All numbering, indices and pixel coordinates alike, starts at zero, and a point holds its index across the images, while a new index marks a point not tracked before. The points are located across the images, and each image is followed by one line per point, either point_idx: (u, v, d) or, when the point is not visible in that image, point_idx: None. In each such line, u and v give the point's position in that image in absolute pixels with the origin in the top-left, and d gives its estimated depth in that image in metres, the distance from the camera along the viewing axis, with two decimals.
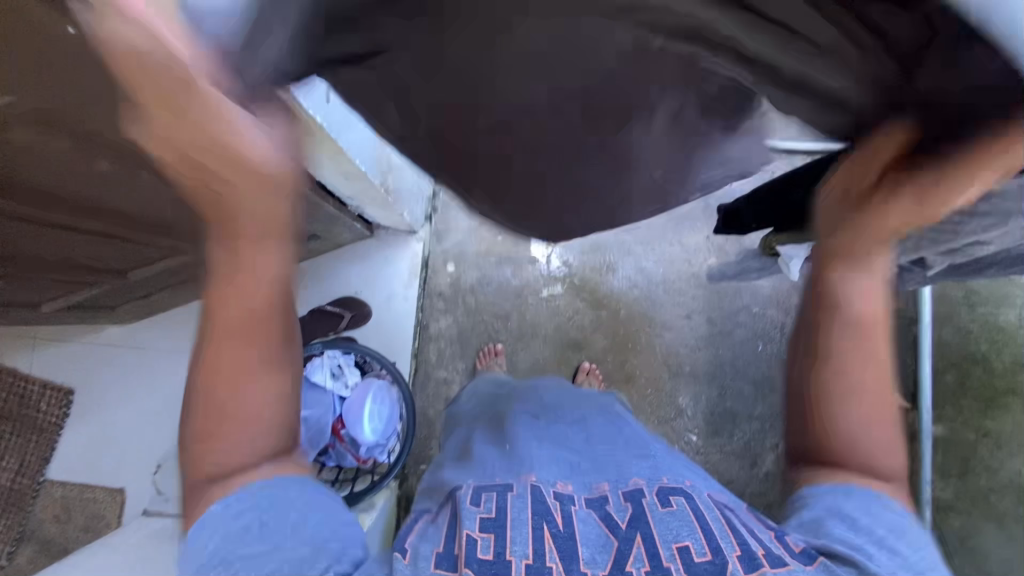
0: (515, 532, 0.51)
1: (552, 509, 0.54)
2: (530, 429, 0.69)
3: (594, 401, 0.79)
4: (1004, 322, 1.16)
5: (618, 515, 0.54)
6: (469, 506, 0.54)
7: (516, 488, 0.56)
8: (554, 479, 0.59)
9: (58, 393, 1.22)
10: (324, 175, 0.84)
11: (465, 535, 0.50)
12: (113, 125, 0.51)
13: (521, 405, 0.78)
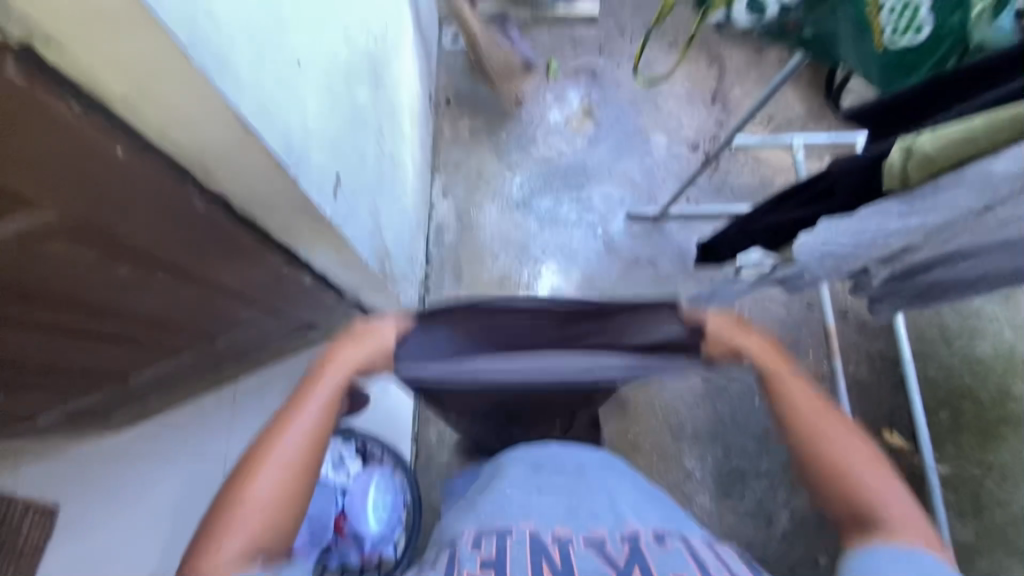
0: (513, 570, 0.54)
1: (550, 549, 0.57)
2: (530, 477, 0.70)
3: (594, 451, 0.79)
4: (980, 354, 1.21)
5: (615, 552, 0.57)
6: (469, 550, 0.58)
7: (515, 534, 0.60)
8: (553, 524, 0.62)
9: (39, 512, 1.09)
10: (326, 267, 0.89)
11: (463, 572, 0.54)
12: (142, 232, 0.56)
13: (519, 452, 0.77)
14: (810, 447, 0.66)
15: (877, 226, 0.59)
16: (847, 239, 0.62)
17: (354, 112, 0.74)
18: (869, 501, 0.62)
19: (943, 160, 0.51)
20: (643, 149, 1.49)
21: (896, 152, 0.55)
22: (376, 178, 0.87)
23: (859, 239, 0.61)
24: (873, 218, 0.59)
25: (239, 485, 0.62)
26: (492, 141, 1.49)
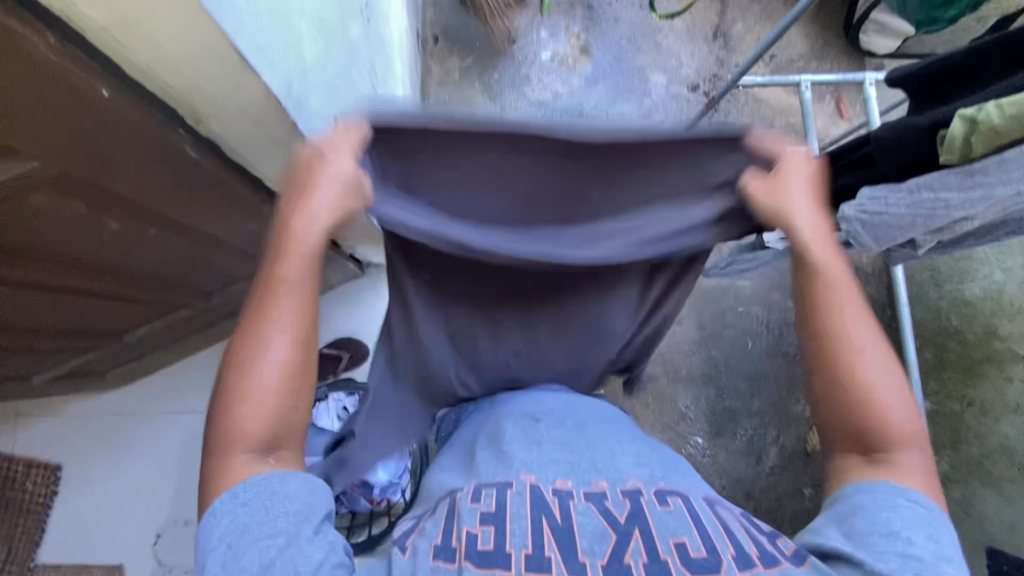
0: (513, 525, 0.52)
1: (550, 504, 0.54)
2: (529, 432, 0.66)
3: (596, 405, 0.76)
4: (970, 295, 1.24)
5: (616, 509, 0.54)
6: (468, 503, 0.55)
7: (515, 485, 0.57)
8: (554, 477, 0.59)
9: (44, 470, 1.16)
10: None
11: (465, 530, 0.52)
12: (129, 183, 0.52)
13: (518, 404, 0.73)
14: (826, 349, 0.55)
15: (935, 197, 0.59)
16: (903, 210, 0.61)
17: (347, 48, 0.68)
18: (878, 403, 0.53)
19: (1011, 132, 0.51)
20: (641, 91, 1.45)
21: (960, 123, 0.53)
22: None
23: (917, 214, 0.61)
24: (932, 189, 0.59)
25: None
26: (485, 82, 1.45)
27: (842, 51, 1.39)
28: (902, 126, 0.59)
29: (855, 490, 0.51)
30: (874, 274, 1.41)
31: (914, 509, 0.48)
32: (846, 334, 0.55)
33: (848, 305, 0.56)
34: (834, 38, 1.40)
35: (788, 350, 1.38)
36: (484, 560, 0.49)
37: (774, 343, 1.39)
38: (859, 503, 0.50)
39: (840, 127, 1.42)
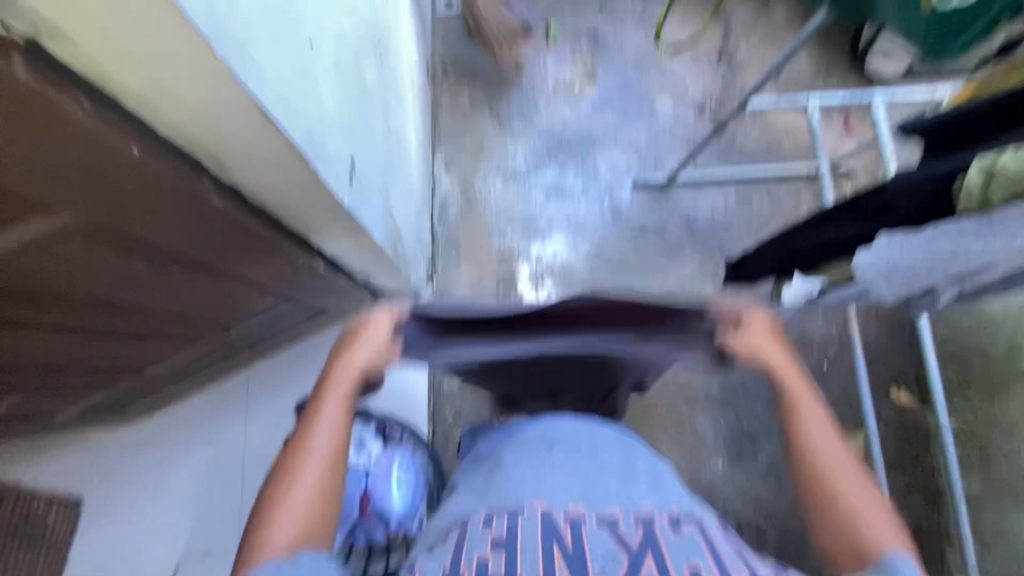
0: (525, 551, 0.54)
1: (562, 531, 0.57)
2: (541, 456, 0.68)
3: (611, 425, 0.77)
4: (992, 311, 1.20)
5: (627, 536, 0.56)
6: (480, 530, 0.58)
7: (527, 511, 0.60)
8: (567, 502, 0.61)
9: (65, 505, 1.15)
10: (338, 252, 0.87)
11: (476, 557, 0.54)
12: (154, 230, 0.54)
13: (530, 427, 0.74)
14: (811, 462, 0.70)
15: (957, 244, 0.60)
16: (921, 258, 0.63)
17: (362, 89, 0.70)
18: (837, 509, 0.67)
19: None
20: (649, 114, 1.50)
21: (978, 175, 0.54)
22: (386, 157, 0.85)
23: (934, 261, 0.63)
24: None
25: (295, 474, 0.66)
26: (495, 110, 1.49)
27: (848, 70, 1.40)
28: (916, 176, 0.60)
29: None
30: None
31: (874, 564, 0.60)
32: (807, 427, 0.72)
33: (806, 415, 0.73)
34: (840, 58, 1.41)
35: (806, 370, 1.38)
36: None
37: None
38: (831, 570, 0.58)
39: (849, 145, 1.42)
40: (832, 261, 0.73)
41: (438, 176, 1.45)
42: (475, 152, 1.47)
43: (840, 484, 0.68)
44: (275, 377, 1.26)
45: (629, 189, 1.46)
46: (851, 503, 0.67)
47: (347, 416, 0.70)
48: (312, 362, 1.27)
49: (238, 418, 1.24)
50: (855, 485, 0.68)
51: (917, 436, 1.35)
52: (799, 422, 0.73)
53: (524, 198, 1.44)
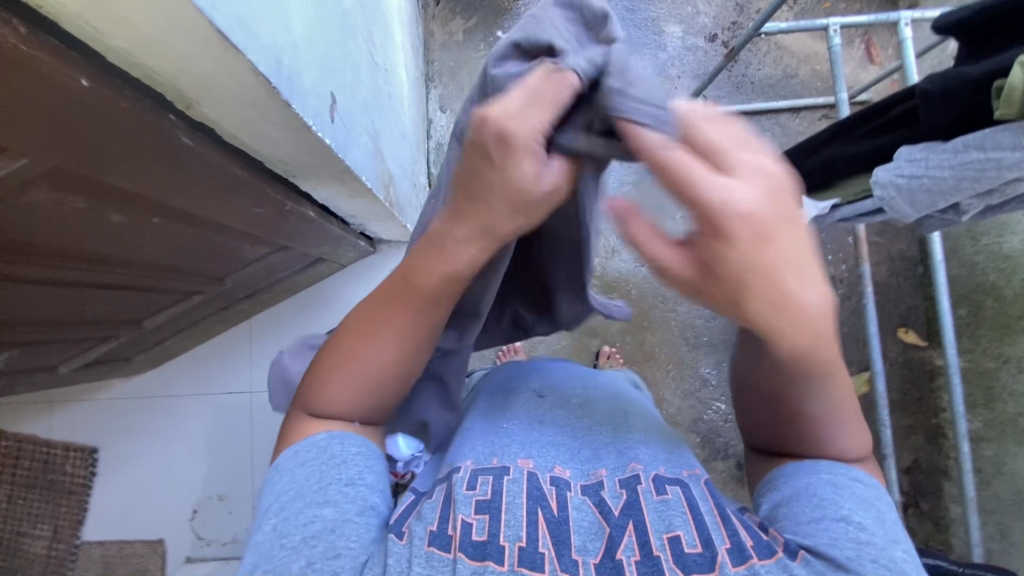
0: (508, 516, 0.51)
1: (547, 495, 0.54)
2: (531, 408, 0.66)
3: (605, 386, 0.73)
4: (1009, 249, 1.16)
5: (612, 501, 0.54)
6: (464, 490, 0.54)
7: (512, 472, 0.56)
8: (552, 464, 0.58)
9: (82, 453, 1.21)
10: (328, 197, 0.84)
11: (460, 519, 0.51)
12: (122, 175, 0.50)
13: (525, 380, 0.72)
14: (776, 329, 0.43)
15: (987, 155, 0.55)
16: (946, 171, 0.58)
17: (340, 15, 0.65)
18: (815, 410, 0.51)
19: None
20: (656, 44, 1.41)
21: (1020, 70, 0.49)
22: (373, 93, 0.80)
23: (960, 173, 0.58)
24: (982, 147, 0.55)
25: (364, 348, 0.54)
26: (490, 44, 1.40)
27: None
28: (950, 79, 0.56)
29: (793, 480, 0.55)
30: (904, 229, 1.36)
31: (854, 489, 0.53)
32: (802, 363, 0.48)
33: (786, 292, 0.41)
34: None
35: None
36: (476, 551, 0.49)
37: None
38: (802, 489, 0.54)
39: (870, 73, 1.33)
40: (844, 178, 0.71)
41: (432, 117, 1.38)
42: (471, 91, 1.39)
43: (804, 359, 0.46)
44: (276, 328, 1.26)
45: None
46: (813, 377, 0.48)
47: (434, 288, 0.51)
48: (313, 312, 1.27)
49: (241, 369, 1.25)
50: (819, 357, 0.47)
51: (922, 375, 1.35)
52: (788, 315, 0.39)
53: None
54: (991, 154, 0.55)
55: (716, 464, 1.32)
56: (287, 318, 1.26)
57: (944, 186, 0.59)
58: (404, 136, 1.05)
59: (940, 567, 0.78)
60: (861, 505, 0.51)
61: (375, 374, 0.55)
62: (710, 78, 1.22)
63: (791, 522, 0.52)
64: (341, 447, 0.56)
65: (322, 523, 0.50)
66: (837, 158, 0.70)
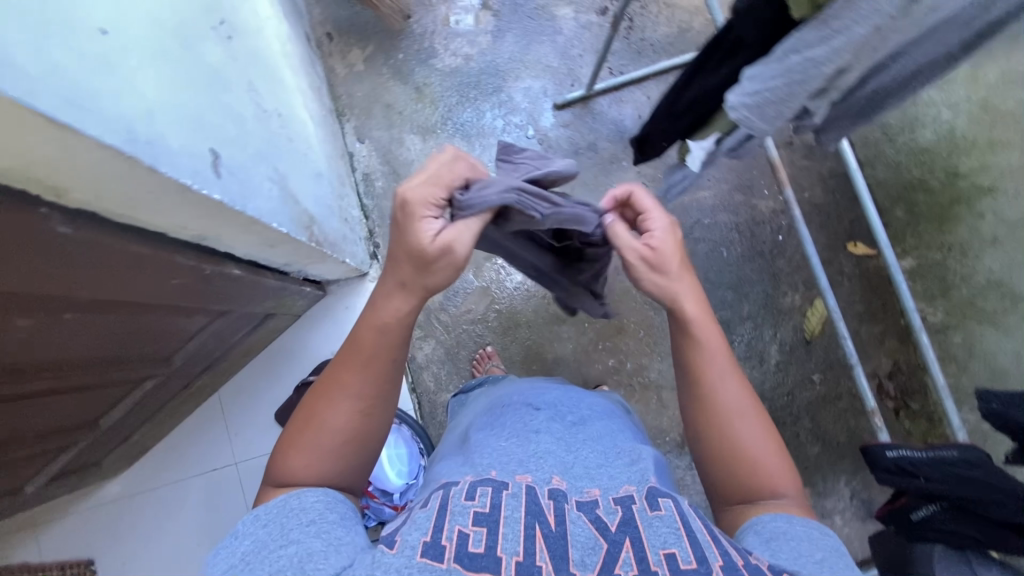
0: (506, 529, 0.53)
1: (545, 509, 0.55)
2: (527, 422, 0.72)
3: (593, 403, 0.81)
4: (924, 142, 1.21)
5: (608, 517, 0.56)
6: (462, 501, 0.56)
7: (511, 487, 0.59)
8: (548, 477, 0.61)
9: (79, 567, 1.17)
10: (252, 252, 0.83)
11: (453, 532, 0.53)
12: (9, 277, 0.50)
13: (519, 397, 0.79)
14: (722, 416, 0.66)
15: (801, 56, 0.58)
16: (776, 79, 0.61)
17: (208, 73, 0.65)
18: (751, 454, 0.65)
19: None
20: (552, 30, 1.44)
21: None
22: (268, 140, 0.81)
23: (791, 77, 0.60)
24: (796, 51, 0.58)
25: (315, 411, 0.66)
26: (392, 66, 1.41)
27: None
28: None
29: (758, 520, 0.61)
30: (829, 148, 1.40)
31: (824, 540, 0.58)
32: (739, 424, 0.66)
33: (730, 399, 0.67)
34: None
35: (763, 248, 1.40)
36: (472, 562, 0.50)
37: (748, 245, 1.40)
38: (779, 529, 0.59)
39: None
40: (715, 112, 0.75)
41: (352, 149, 1.38)
42: (384, 115, 1.39)
43: (743, 422, 0.66)
44: (245, 393, 1.25)
45: (551, 114, 1.42)
46: (755, 431, 0.66)
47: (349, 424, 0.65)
48: (279, 368, 1.26)
49: (222, 444, 1.23)
50: (753, 419, 0.66)
51: (880, 281, 1.39)
52: (717, 401, 0.67)
53: (447, 149, 1.39)
54: (803, 54, 0.58)
55: None
56: (254, 381, 1.25)
57: (778, 95, 0.61)
58: (321, 174, 1.05)
59: (907, 459, 0.78)
60: (835, 554, 0.57)
61: (331, 437, 0.65)
62: (606, 49, 1.25)
63: (767, 548, 0.56)
64: (301, 500, 0.60)
65: (288, 559, 0.52)
66: (696, 96, 0.73)
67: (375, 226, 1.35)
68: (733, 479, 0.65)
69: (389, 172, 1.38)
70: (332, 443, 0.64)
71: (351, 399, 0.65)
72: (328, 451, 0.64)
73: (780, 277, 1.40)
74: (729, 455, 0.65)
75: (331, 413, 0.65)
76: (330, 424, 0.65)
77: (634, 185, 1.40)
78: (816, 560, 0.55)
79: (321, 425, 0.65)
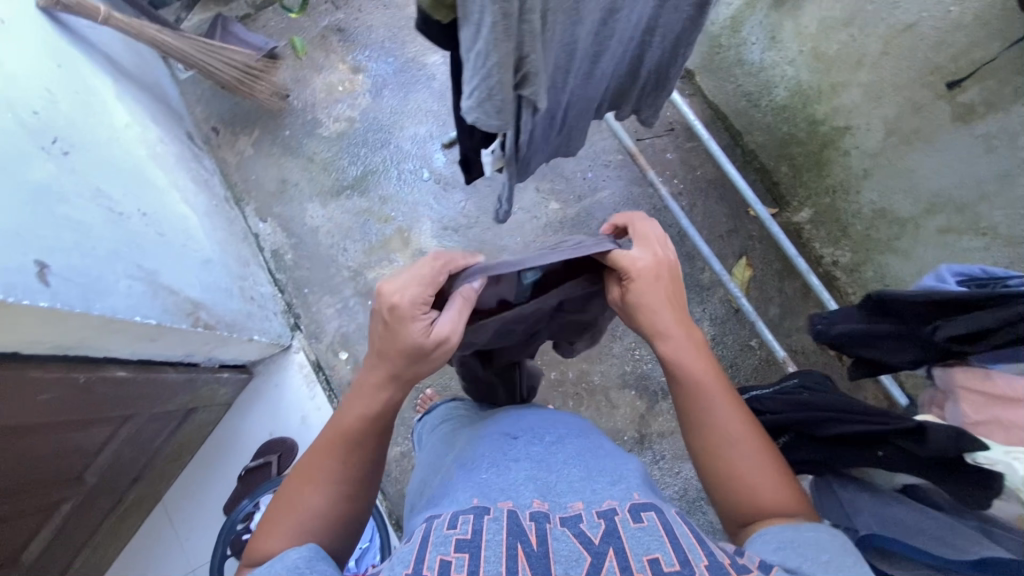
0: (488, 551, 0.43)
1: (527, 529, 0.45)
2: (505, 445, 0.59)
3: (569, 421, 0.68)
4: (781, 99, 1.26)
5: (591, 530, 0.45)
6: (443, 531, 0.46)
7: (493, 510, 0.48)
8: (531, 499, 0.50)
9: None
10: (138, 349, 0.84)
11: (435, 560, 0.42)
12: None
13: (494, 424, 0.66)
14: (712, 435, 0.59)
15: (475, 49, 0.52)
16: (474, 78, 0.54)
17: (31, 191, 0.67)
18: (748, 475, 0.57)
19: None
20: (425, 77, 1.51)
21: None
22: (126, 239, 0.83)
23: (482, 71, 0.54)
24: (471, 47, 0.52)
25: (292, 489, 0.57)
26: (281, 144, 1.46)
27: None
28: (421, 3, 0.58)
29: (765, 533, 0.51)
30: None
31: (837, 542, 0.48)
32: (732, 445, 0.58)
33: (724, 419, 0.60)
34: None
35: (671, 232, 1.43)
36: None
37: None
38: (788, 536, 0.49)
39: None
40: None
41: (256, 230, 1.41)
42: (281, 191, 1.43)
43: (737, 441, 0.59)
44: (191, 494, 1.22)
45: (440, 154, 1.46)
46: (751, 451, 0.58)
47: (332, 504, 0.56)
48: (220, 460, 1.24)
49: (174, 554, 1.18)
50: (749, 440, 0.59)
51: None
52: (707, 418, 0.60)
53: (348, 209, 1.42)
54: (473, 47, 0.52)
55: (660, 406, 1.36)
56: (197, 479, 1.23)
57: (488, 90, 0.55)
58: (210, 261, 1.07)
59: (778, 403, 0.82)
60: (846, 553, 0.46)
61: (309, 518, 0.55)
62: None
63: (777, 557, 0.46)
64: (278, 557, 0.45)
65: None
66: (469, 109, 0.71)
67: (292, 298, 1.36)
68: (734, 500, 0.56)
69: (296, 244, 1.40)
70: (311, 523, 0.55)
71: (333, 472, 0.57)
72: (307, 534, 0.54)
73: (696, 255, 1.42)
74: (724, 475, 0.58)
75: (309, 489, 0.57)
76: (306, 506, 0.56)
77: (534, 201, 1.44)
78: (823, 561, 0.45)
79: (300, 504, 0.56)
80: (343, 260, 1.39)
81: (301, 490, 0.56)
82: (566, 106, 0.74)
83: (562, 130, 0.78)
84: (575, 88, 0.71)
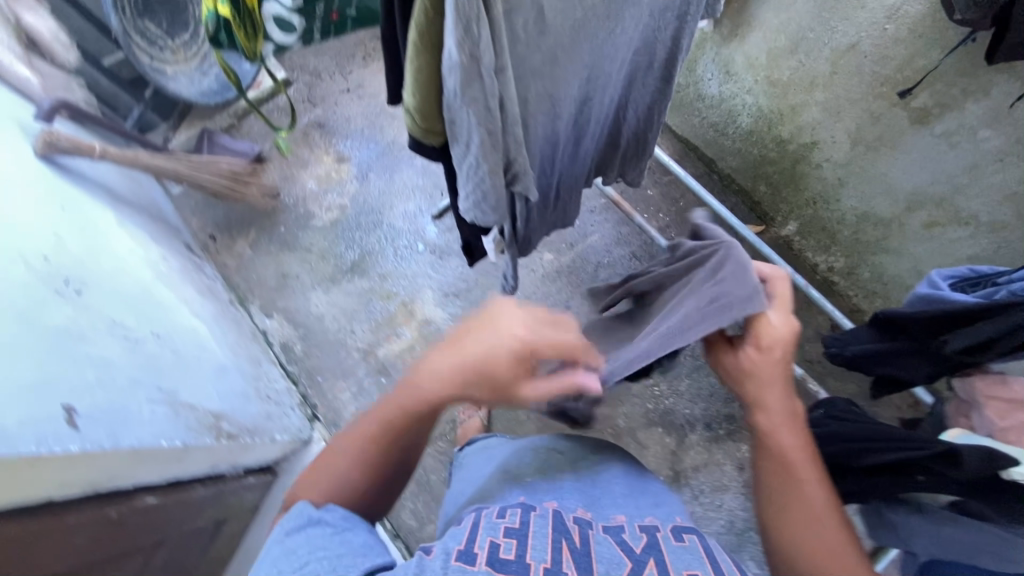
0: (535, 540, 0.43)
1: (571, 529, 0.45)
2: (549, 463, 0.59)
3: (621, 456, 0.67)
4: (746, 125, 1.33)
5: (633, 541, 0.46)
6: (493, 517, 0.46)
7: (539, 510, 0.48)
8: (573, 507, 0.51)
9: None
10: (164, 472, 0.83)
11: (485, 540, 0.42)
12: None
13: (536, 439, 0.66)
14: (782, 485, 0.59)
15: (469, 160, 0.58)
16: (470, 184, 0.60)
17: (53, 337, 0.69)
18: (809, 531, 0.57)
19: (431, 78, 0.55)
20: (406, 157, 1.58)
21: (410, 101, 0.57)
22: (144, 365, 0.84)
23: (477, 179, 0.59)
24: (463, 159, 0.58)
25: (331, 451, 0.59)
26: (278, 241, 1.50)
27: None
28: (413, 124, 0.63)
29: None
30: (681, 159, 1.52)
31: None
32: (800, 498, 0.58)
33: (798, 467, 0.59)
34: None
35: None
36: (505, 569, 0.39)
37: None
38: None
39: None
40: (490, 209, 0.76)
41: (263, 327, 1.42)
42: (284, 286, 1.46)
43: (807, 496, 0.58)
44: None
45: (432, 225, 1.51)
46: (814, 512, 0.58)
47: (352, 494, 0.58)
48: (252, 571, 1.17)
49: None
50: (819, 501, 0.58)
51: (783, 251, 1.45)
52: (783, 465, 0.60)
53: (351, 291, 1.45)
54: (466, 159, 0.58)
55: (688, 438, 1.34)
56: None
57: (482, 192, 0.60)
58: (223, 368, 1.08)
59: None
60: None
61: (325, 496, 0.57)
62: None
63: None
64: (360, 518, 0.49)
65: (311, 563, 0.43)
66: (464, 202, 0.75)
67: (307, 389, 1.37)
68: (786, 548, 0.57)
69: (304, 335, 1.42)
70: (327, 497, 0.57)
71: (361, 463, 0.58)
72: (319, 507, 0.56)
73: None
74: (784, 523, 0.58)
75: (340, 470, 0.58)
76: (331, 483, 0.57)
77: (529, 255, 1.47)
78: None
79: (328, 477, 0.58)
80: (352, 344, 1.41)
81: (332, 463, 0.58)
82: (558, 186, 0.78)
83: (555, 206, 0.82)
84: (563, 168, 0.75)
